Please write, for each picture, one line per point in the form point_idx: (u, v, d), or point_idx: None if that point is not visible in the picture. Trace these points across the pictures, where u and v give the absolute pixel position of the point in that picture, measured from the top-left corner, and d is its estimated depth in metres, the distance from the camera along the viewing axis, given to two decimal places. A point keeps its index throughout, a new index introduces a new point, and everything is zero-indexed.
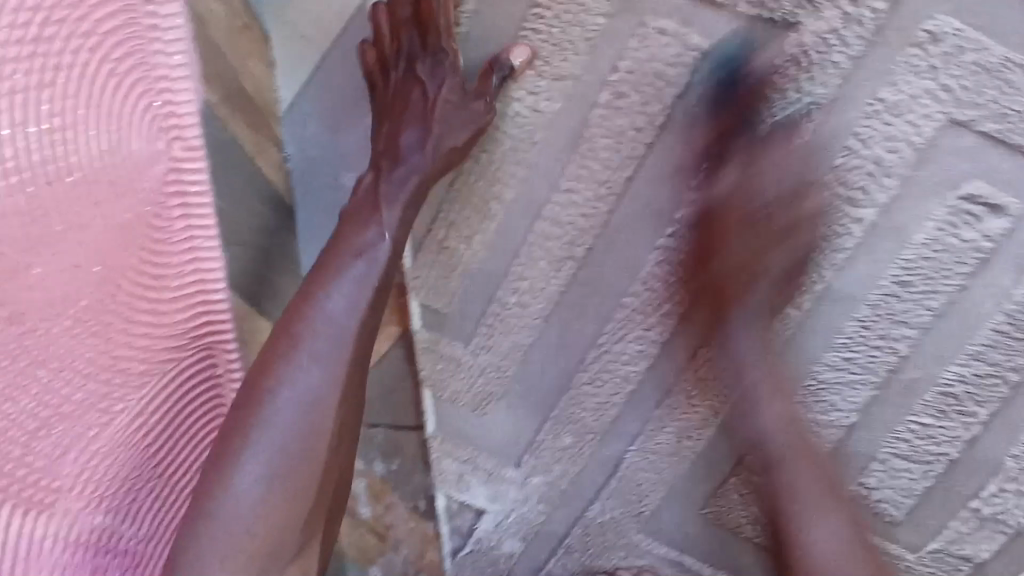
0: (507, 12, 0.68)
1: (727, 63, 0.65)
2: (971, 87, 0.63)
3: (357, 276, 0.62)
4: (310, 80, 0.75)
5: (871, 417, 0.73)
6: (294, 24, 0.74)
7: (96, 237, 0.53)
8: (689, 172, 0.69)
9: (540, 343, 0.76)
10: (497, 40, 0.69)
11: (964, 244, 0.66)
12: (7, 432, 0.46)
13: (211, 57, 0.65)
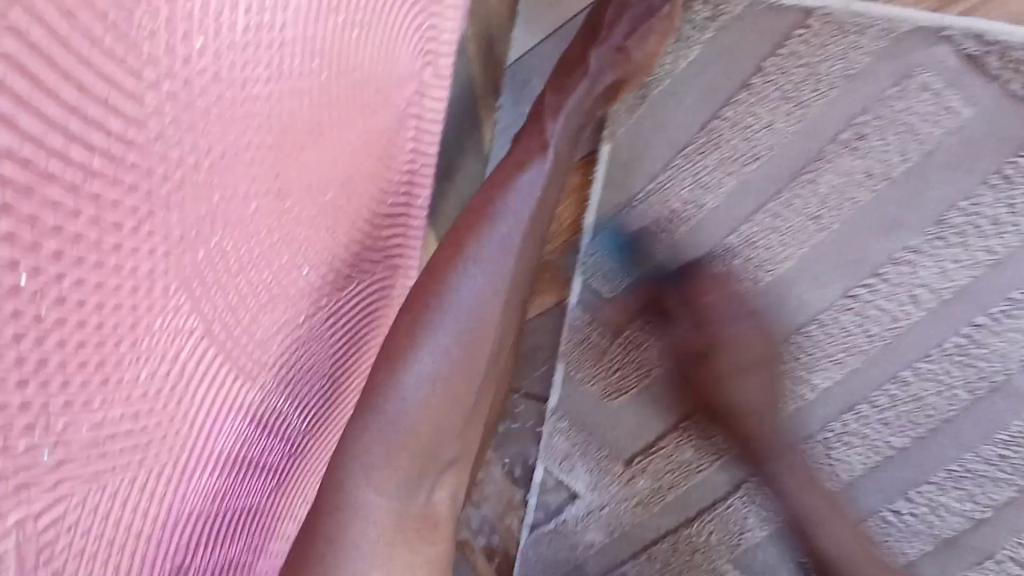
0: (769, 28, 0.73)
1: (981, 136, 0.71)
2: None
3: (523, 195, 0.67)
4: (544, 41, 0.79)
5: (1004, 516, 0.77)
6: None
7: (356, 136, 0.53)
8: (904, 230, 0.73)
9: (693, 350, 0.80)
10: (749, 51, 0.74)
11: None
12: (244, 296, 0.45)
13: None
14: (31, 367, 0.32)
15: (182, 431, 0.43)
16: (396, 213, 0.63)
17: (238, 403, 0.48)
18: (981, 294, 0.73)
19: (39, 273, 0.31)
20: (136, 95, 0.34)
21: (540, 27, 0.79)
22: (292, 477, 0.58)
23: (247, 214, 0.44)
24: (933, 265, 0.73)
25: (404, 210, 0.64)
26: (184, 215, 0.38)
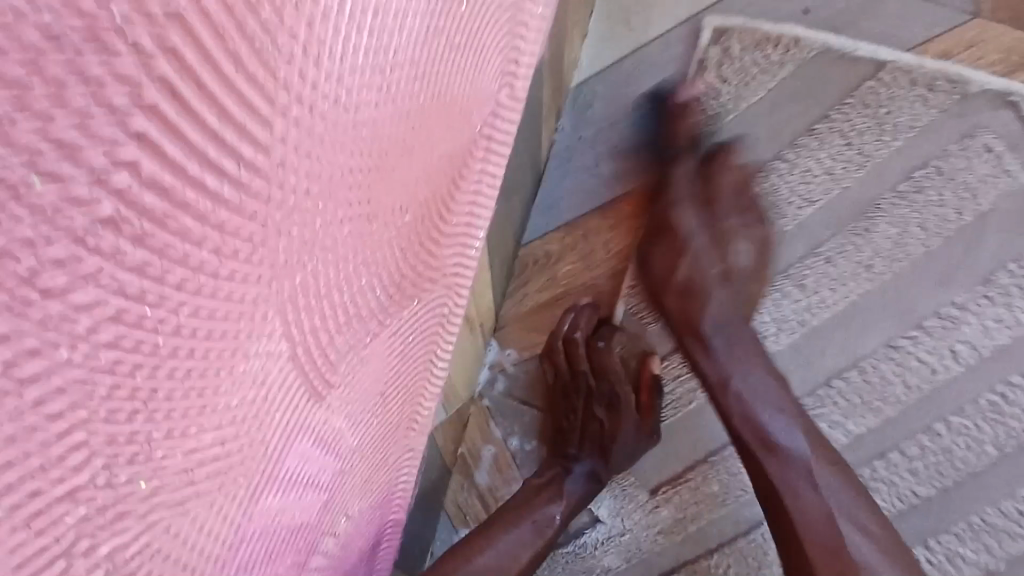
0: (805, 93, 0.95)
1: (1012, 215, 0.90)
2: None
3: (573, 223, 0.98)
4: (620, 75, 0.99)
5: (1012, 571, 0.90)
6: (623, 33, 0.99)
7: (438, 158, 0.52)
8: (950, 287, 0.91)
9: (782, 353, 0.95)
10: (790, 116, 0.95)
11: None
12: (327, 319, 0.45)
13: (561, 25, 0.67)
14: (134, 391, 0.30)
15: (259, 451, 0.42)
16: (457, 233, 0.61)
17: (307, 424, 0.47)
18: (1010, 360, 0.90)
19: (161, 304, 0.30)
20: (268, 123, 0.32)
21: (613, 62, 0.99)
22: (341, 493, 0.58)
23: (340, 237, 0.43)
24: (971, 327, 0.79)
25: (467, 231, 0.62)
26: (290, 241, 0.38)
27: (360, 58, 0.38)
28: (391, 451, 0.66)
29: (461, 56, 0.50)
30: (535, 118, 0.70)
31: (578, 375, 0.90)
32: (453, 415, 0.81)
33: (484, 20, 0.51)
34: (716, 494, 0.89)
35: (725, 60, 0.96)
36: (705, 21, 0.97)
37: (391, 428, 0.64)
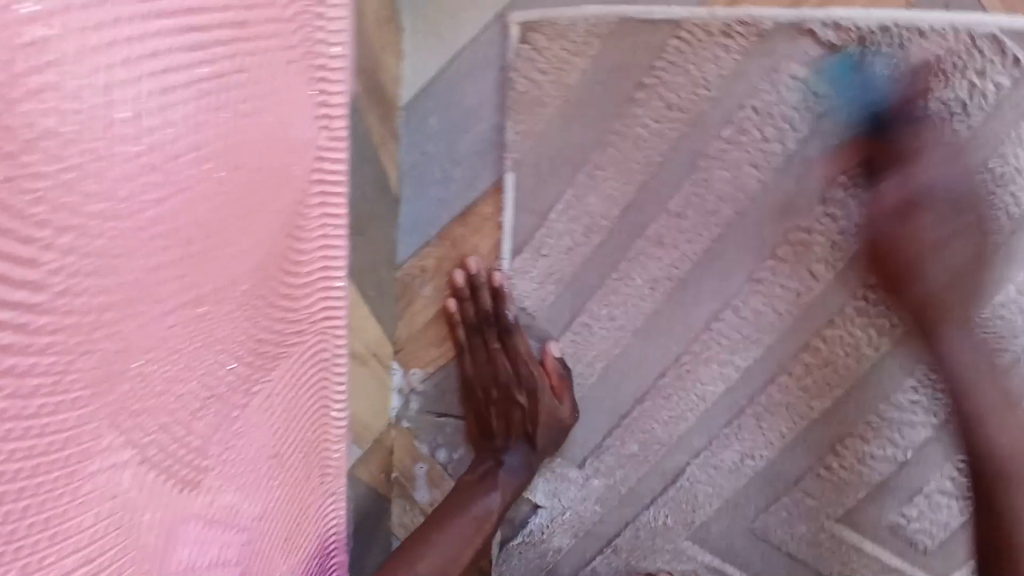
0: (646, 41, 0.69)
1: (851, 115, 0.69)
2: None
3: (440, 195, 0.77)
4: (453, 60, 0.73)
5: None
6: (428, 22, 0.72)
7: (262, 220, 0.53)
8: (793, 214, 0.72)
9: (714, 268, 0.74)
10: (642, 56, 0.69)
11: None
12: (177, 412, 0.46)
13: (366, 51, 0.64)
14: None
15: (132, 560, 0.43)
16: (313, 280, 0.62)
17: (189, 513, 0.48)
18: None
19: None
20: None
21: (417, 41, 0.73)
22: (261, 561, 0.59)
23: (165, 333, 0.44)
24: (826, 239, 0.72)
25: (322, 277, 0.63)
26: (87, 361, 0.38)
27: (71, 160, 0.35)
28: (309, 502, 0.66)
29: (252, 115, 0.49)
30: (366, 148, 0.67)
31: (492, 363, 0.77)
32: (376, 446, 0.81)
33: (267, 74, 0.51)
34: (644, 443, 0.82)
35: (534, 51, 0.71)
36: (510, 21, 0.70)
37: (301, 483, 0.64)
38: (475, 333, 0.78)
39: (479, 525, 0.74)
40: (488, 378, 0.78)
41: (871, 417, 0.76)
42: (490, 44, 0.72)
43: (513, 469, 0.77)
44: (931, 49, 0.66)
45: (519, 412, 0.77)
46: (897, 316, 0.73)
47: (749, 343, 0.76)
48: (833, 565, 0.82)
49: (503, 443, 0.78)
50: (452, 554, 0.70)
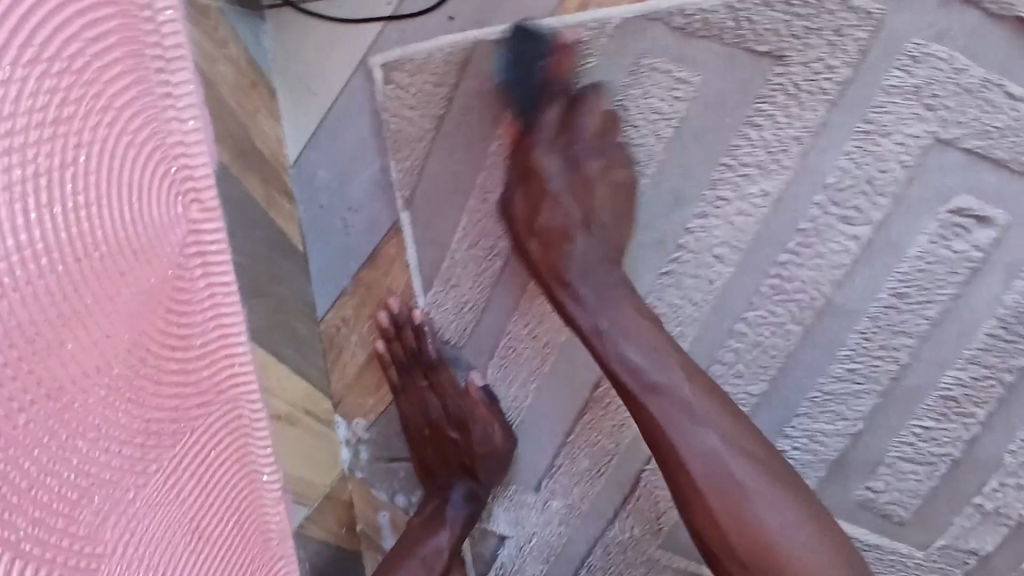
0: (506, 62, 0.70)
1: (718, 94, 0.68)
2: (954, 108, 0.66)
3: (344, 244, 0.78)
4: (327, 112, 0.74)
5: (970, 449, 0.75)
6: (299, 79, 0.74)
7: (132, 290, 0.43)
8: (687, 202, 0.71)
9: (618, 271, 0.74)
10: (503, 79, 0.70)
11: (955, 255, 0.69)
12: (51, 503, 0.38)
13: (223, 119, 0.65)
14: None
15: None
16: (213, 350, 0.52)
17: None
18: (777, 233, 0.70)
19: None
20: None
21: (294, 98, 0.74)
22: None
23: (17, 430, 0.36)
24: (725, 221, 0.71)
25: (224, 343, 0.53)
26: None
27: None
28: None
29: (81, 201, 0.40)
30: (244, 216, 0.68)
31: (420, 402, 0.79)
32: (330, 502, 0.80)
33: (99, 152, 0.41)
34: (594, 457, 0.80)
35: (398, 91, 0.72)
36: (370, 64, 0.72)
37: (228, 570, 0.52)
38: (404, 372, 0.79)
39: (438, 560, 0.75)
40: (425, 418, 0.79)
41: (813, 394, 0.74)
42: (362, 90, 0.73)
43: (460, 501, 0.78)
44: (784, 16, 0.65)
45: (455, 448, 0.79)
46: (814, 289, 0.71)
47: (672, 338, 0.75)
48: None
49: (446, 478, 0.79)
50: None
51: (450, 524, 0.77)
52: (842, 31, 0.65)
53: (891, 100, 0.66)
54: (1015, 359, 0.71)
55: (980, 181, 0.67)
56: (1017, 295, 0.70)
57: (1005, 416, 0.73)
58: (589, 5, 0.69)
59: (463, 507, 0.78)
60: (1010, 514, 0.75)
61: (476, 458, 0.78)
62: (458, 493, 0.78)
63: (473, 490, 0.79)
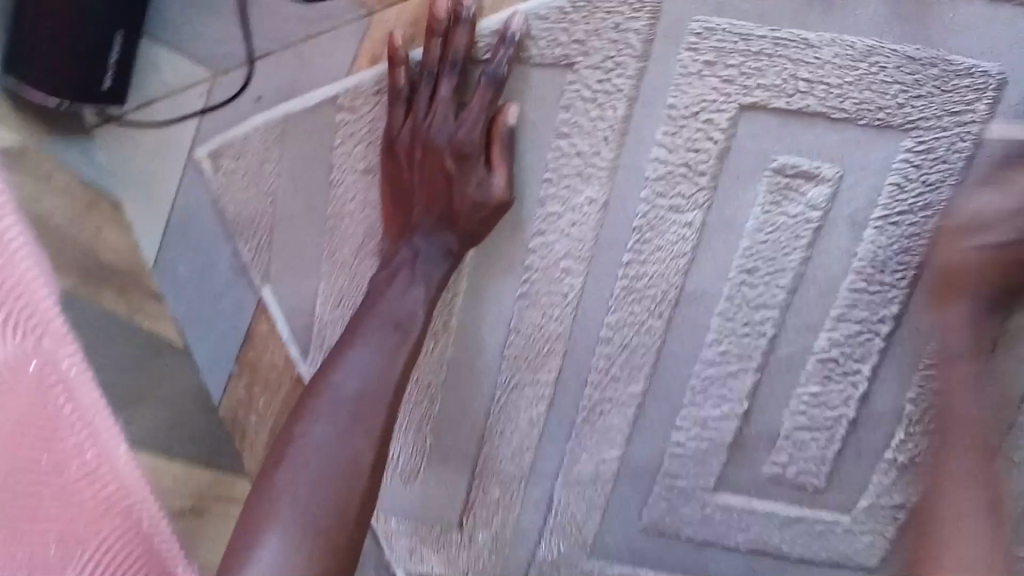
0: (317, 127, 0.71)
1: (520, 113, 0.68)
2: (751, 73, 0.64)
3: (222, 329, 0.80)
4: (172, 209, 0.77)
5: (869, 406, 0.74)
6: (138, 184, 0.77)
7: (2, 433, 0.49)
8: (523, 222, 0.71)
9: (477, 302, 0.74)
10: (318, 143, 0.71)
11: (794, 218, 0.68)
12: None
13: (60, 249, 0.72)
14: None
15: None
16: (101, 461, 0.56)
17: None
18: (612, 236, 0.70)
19: None
20: None
21: (139, 204, 0.77)
22: None
23: None
24: (562, 233, 0.71)
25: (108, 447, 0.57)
26: None
27: None
28: None
29: None
30: (103, 330, 0.74)
31: None
32: None
33: None
34: (506, 485, 0.81)
35: (227, 179, 0.74)
36: (197, 159, 0.74)
37: None
38: None
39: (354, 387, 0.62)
40: (397, 268, 0.67)
41: (691, 381, 0.74)
42: (198, 184, 0.76)
43: (396, 328, 0.63)
44: (559, 25, 0.65)
45: (404, 319, 0.64)
46: (664, 281, 0.71)
47: (545, 356, 0.75)
48: (735, 530, 0.79)
49: (392, 297, 0.65)
50: (323, 480, 0.56)
51: (385, 364, 0.61)
52: (622, 26, 0.64)
53: (684, 81, 0.65)
54: (884, 309, 0.70)
55: (799, 140, 0.66)
56: (867, 244, 0.68)
57: (891, 364, 0.72)
58: (379, 57, 0.69)
59: (394, 350, 0.62)
60: (926, 463, 0.74)
61: (416, 334, 0.64)
62: (404, 302, 0.65)
63: (414, 324, 0.65)
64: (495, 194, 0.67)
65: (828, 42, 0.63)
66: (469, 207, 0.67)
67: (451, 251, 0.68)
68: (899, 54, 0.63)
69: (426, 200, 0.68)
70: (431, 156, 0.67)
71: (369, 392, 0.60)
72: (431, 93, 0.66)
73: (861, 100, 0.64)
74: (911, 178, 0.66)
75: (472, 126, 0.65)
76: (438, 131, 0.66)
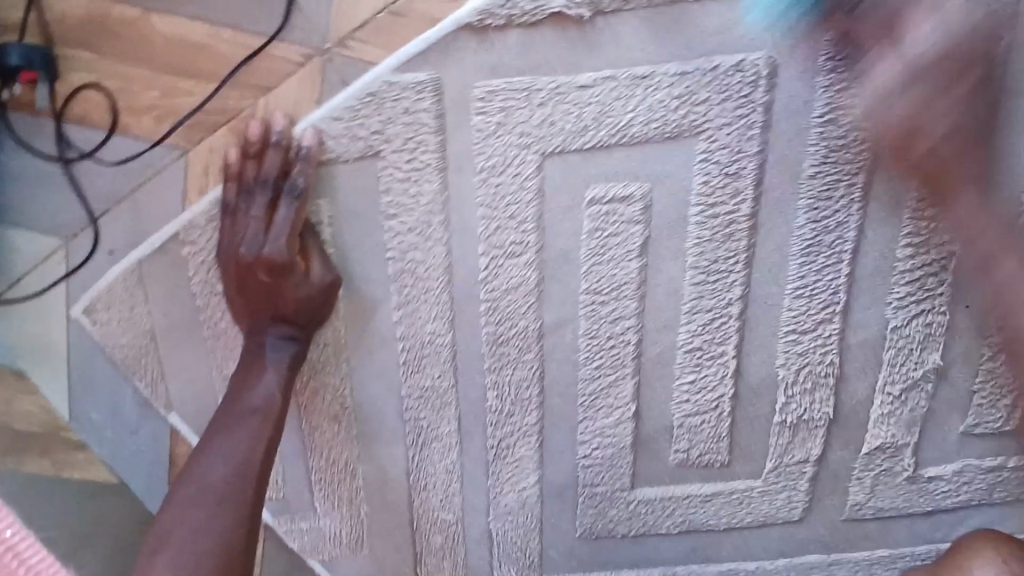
0: (173, 263, 0.75)
1: (353, 207, 0.72)
2: (543, 123, 0.69)
3: (146, 458, 0.84)
4: (68, 363, 0.82)
5: (748, 380, 0.78)
6: (31, 349, 0.81)
7: None
8: (383, 299, 0.75)
9: (365, 381, 0.79)
10: (178, 279, 0.75)
11: (620, 235, 0.73)
12: None
13: None
14: None
15: None
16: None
17: None
18: (466, 293, 0.75)
19: None
20: None
21: (37, 366, 0.82)
22: None
23: None
24: (421, 299, 0.75)
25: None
26: None
27: None
28: None
29: None
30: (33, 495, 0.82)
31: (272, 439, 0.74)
32: None
33: None
34: (447, 532, 0.85)
35: (105, 326, 0.78)
36: (74, 316, 0.79)
37: None
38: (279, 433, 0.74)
39: (230, 451, 0.69)
40: (251, 361, 0.74)
41: (579, 400, 0.79)
42: (84, 335, 0.80)
43: (255, 413, 0.71)
44: (355, 122, 0.68)
45: (264, 405, 0.72)
46: (522, 319, 0.76)
47: (439, 411, 0.80)
48: (664, 517, 0.84)
49: (251, 383, 0.73)
50: (197, 548, 0.64)
51: (250, 448, 0.70)
52: (412, 108, 0.68)
53: (486, 142, 0.69)
54: (729, 293, 0.74)
55: (605, 169, 0.71)
56: (693, 241, 0.73)
57: (754, 339, 0.76)
58: (207, 186, 0.73)
59: (256, 435, 0.70)
60: (812, 417, 0.79)
61: (276, 415, 0.72)
62: (264, 388, 0.72)
63: (274, 407, 0.72)
64: (317, 284, 0.72)
65: (601, 79, 0.67)
66: (294, 305, 0.71)
67: (293, 334, 0.73)
68: (670, 73, 0.67)
69: (250, 305, 0.73)
70: (248, 265, 0.71)
71: (234, 474, 0.68)
72: (238, 208, 0.70)
73: (647, 121, 0.69)
74: (714, 174, 0.71)
75: (278, 238, 0.70)
76: (249, 246, 0.70)
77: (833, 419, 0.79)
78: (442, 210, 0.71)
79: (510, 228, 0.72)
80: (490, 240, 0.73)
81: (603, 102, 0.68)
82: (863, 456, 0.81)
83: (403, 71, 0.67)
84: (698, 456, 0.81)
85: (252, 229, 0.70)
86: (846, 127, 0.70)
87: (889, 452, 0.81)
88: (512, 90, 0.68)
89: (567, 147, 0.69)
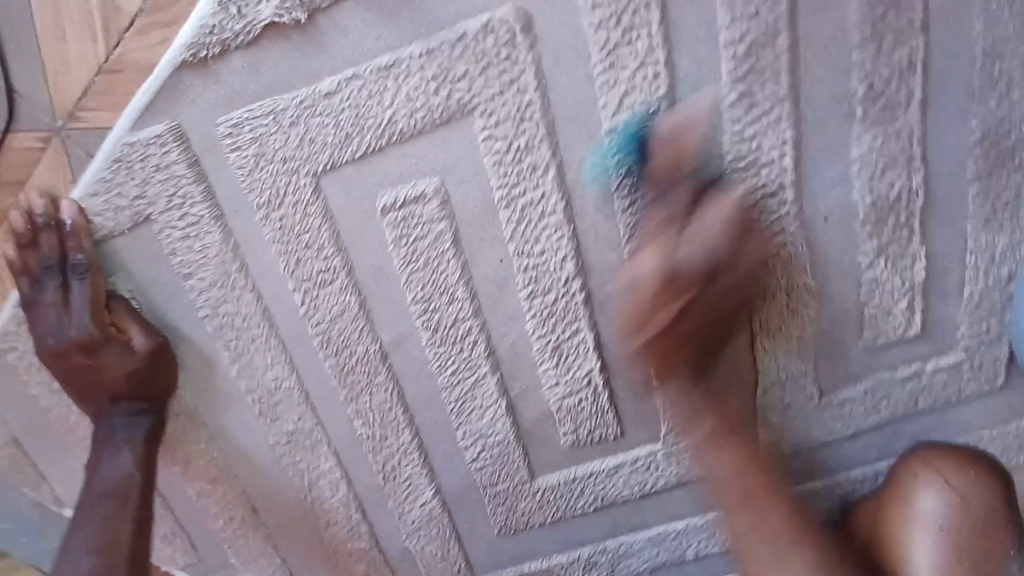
0: (3, 371, 0.73)
1: (148, 277, 0.68)
2: (304, 143, 0.63)
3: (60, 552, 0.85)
4: None
5: (613, 348, 0.73)
6: None
7: None
8: (216, 359, 0.72)
9: (230, 439, 0.77)
10: (13, 386, 0.74)
11: (428, 237, 0.67)
12: None
13: None
14: None
15: None
16: None
17: None
18: (294, 332, 0.71)
19: None
20: None
21: None
22: None
23: None
24: (252, 350, 0.72)
25: None
26: None
27: None
28: None
29: None
30: None
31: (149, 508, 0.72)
32: None
33: None
34: (367, 558, 0.84)
35: None
36: None
37: None
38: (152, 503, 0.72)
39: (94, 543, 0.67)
40: (101, 446, 0.72)
41: (447, 408, 0.75)
42: None
43: (113, 499, 0.69)
44: (112, 191, 0.64)
45: (121, 488, 0.70)
46: (360, 344, 0.72)
47: (313, 450, 0.77)
48: (575, 499, 0.81)
49: (103, 469, 0.70)
50: None
51: (113, 535, 0.68)
52: (164, 164, 0.64)
53: (253, 178, 0.64)
54: (561, 267, 0.69)
55: (386, 174, 0.65)
56: (507, 221, 0.67)
57: (605, 307, 0.71)
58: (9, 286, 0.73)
59: (117, 520, 0.69)
60: None
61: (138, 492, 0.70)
62: (118, 470, 0.70)
63: (134, 488, 0.70)
64: (139, 354, 0.68)
65: (344, 80, 0.61)
66: (123, 380, 0.69)
67: (136, 408, 0.71)
68: (415, 56, 0.61)
69: (83, 390, 0.71)
70: (64, 352, 0.69)
71: (99, 568, 0.66)
72: (37, 300, 0.68)
73: (409, 113, 0.62)
74: (504, 148, 0.64)
75: (82, 315, 0.67)
76: (59, 333, 0.68)
77: (715, 365, 0.74)
78: (236, 258, 0.67)
79: (312, 258, 0.68)
80: (296, 275, 0.68)
81: (356, 105, 0.62)
82: (761, 395, 0.76)
83: (140, 127, 0.63)
84: (588, 433, 0.77)
85: (55, 316, 0.68)
86: (630, 61, 0.61)
87: (787, 385, 0.75)
88: (259, 119, 0.62)
89: (337, 162, 0.64)
